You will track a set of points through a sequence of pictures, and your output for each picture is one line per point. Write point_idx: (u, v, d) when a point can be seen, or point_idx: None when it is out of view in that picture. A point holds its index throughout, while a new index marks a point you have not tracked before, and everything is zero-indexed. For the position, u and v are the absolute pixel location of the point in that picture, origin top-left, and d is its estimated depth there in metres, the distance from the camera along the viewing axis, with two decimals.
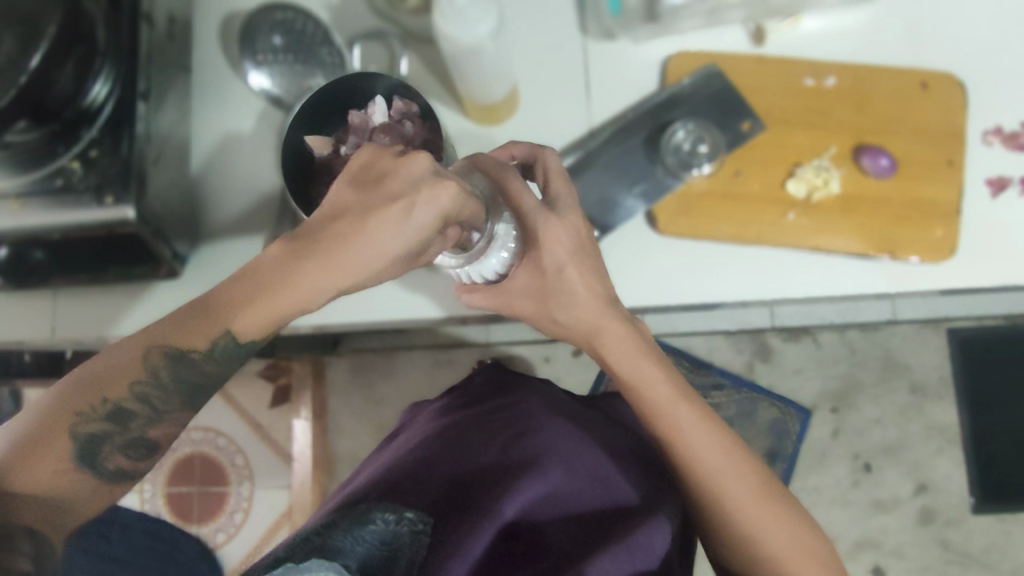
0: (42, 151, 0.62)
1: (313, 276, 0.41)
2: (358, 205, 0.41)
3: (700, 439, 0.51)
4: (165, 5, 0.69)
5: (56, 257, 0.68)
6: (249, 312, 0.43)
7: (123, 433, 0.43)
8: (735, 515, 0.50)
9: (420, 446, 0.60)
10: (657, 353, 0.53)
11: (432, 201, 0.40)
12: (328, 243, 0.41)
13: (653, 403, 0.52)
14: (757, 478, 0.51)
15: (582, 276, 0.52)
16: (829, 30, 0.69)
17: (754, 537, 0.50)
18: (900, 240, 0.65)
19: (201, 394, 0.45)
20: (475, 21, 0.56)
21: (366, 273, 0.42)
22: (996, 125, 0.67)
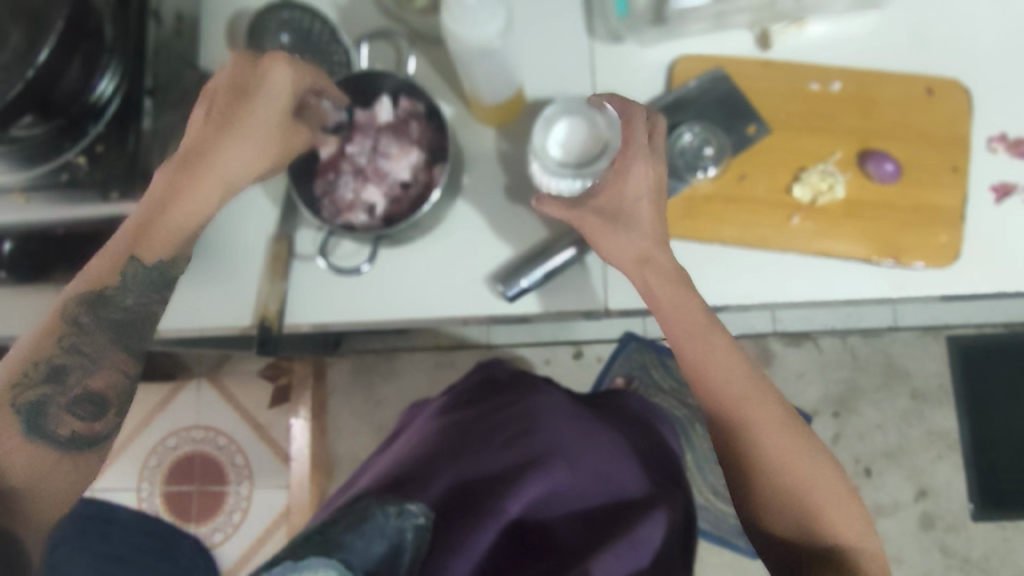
0: (46, 148, 0.62)
1: (199, 183, 0.51)
2: (212, 129, 0.51)
3: (730, 369, 0.51)
4: (174, 4, 0.69)
5: (57, 247, 0.67)
6: (188, 191, 0.51)
7: (63, 391, 0.47)
8: (756, 450, 0.49)
9: (426, 443, 0.61)
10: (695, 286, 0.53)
11: (268, 75, 0.51)
12: (197, 159, 0.51)
13: (688, 330, 0.52)
14: (784, 420, 0.50)
15: (651, 212, 0.53)
16: (836, 35, 0.69)
17: (777, 478, 0.49)
18: (904, 245, 0.65)
19: (128, 328, 0.51)
20: (485, 21, 0.57)
21: (235, 168, 0.52)
22: (1000, 132, 0.67)
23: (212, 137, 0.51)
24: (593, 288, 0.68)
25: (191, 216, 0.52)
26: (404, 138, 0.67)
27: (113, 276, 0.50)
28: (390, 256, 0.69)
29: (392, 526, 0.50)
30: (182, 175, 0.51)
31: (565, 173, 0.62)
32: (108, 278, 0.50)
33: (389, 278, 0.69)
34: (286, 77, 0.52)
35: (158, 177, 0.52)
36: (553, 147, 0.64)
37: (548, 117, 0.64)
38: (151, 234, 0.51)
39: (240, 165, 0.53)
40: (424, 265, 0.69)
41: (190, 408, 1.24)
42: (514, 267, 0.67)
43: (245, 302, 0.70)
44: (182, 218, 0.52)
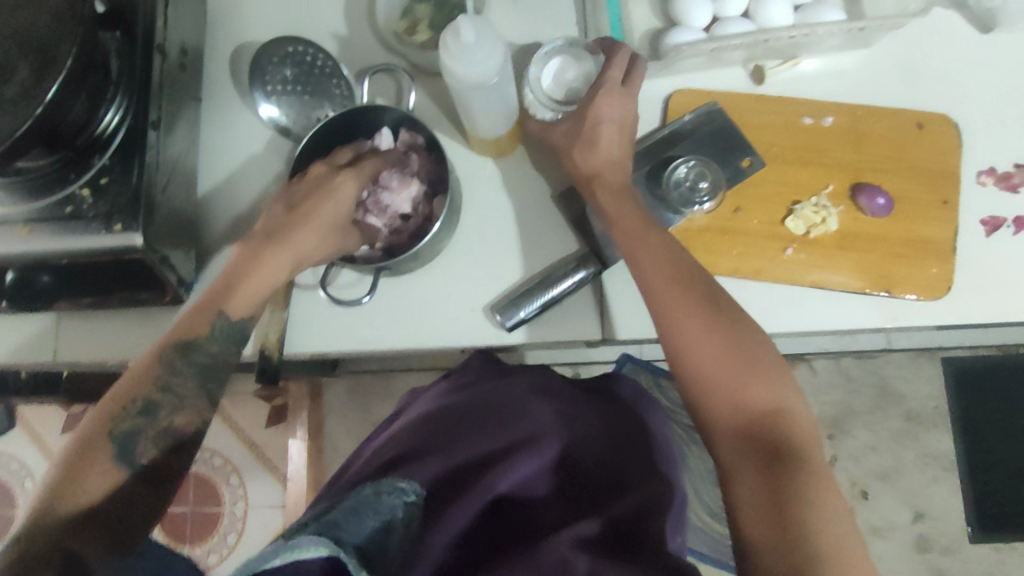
0: (55, 178, 0.64)
1: (280, 254, 0.57)
2: (290, 215, 0.59)
3: (658, 256, 0.57)
4: (179, 37, 0.70)
5: (64, 281, 0.67)
6: (270, 265, 0.57)
7: (152, 424, 0.51)
8: (690, 346, 0.53)
9: (419, 424, 0.61)
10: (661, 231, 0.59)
11: (339, 181, 0.62)
12: (275, 236, 0.58)
13: (626, 234, 0.60)
14: (722, 319, 0.53)
15: (613, 137, 0.64)
16: (830, 71, 0.70)
17: (708, 371, 0.52)
18: (896, 277, 0.67)
19: (211, 375, 0.56)
20: (483, 58, 0.57)
21: (313, 242, 0.59)
22: (989, 166, 0.68)
23: (290, 220, 0.59)
24: (590, 317, 0.69)
25: (267, 286, 0.57)
26: (404, 171, 0.68)
27: (202, 329, 0.55)
28: (389, 285, 0.70)
29: (384, 504, 0.46)
30: (262, 249, 0.57)
31: (550, 107, 0.68)
32: (199, 330, 0.55)
33: (388, 306, 0.70)
34: (353, 177, 0.63)
35: (237, 254, 0.58)
36: (545, 80, 0.68)
37: (545, 53, 0.68)
38: (233, 292, 0.56)
39: (315, 244, 0.59)
40: (424, 293, 0.70)
41: None
42: (513, 297, 0.67)
43: None
44: (263, 287, 0.57)
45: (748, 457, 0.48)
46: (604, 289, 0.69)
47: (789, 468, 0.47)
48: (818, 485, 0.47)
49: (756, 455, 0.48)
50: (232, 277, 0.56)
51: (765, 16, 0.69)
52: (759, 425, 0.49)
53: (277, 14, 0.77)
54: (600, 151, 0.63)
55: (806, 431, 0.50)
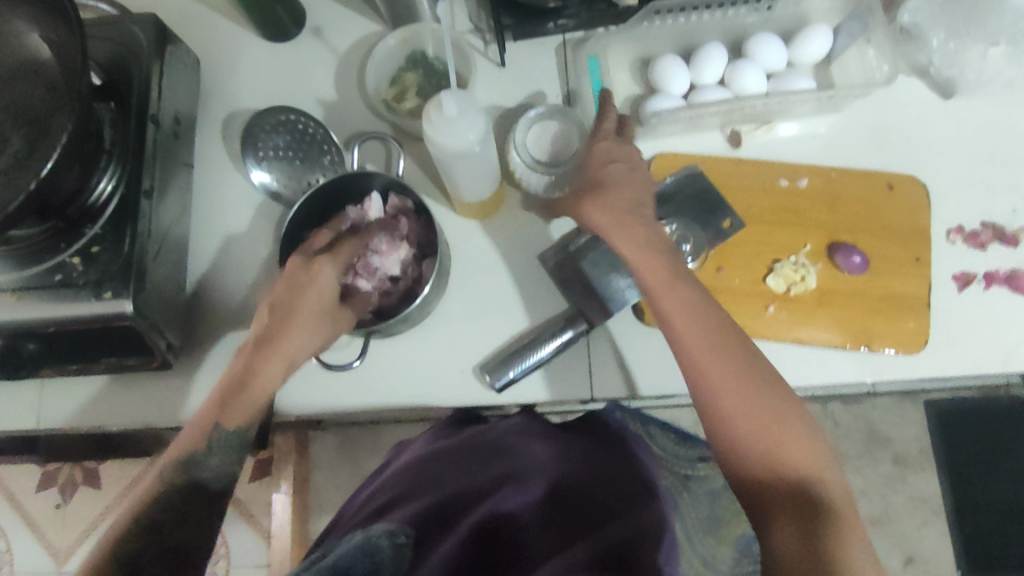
0: (46, 246, 0.64)
1: (273, 365, 0.54)
2: (281, 321, 0.55)
3: (685, 300, 0.55)
4: (172, 106, 0.72)
5: (49, 350, 0.67)
6: (268, 371, 0.55)
7: (155, 543, 0.49)
8: (720, 389, 0.52)
9: (411, 469, 0.60)
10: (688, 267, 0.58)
11: (317, 270, 0.56)
12: (266, 344, 0.55)
13: (653, 274, 0.57)
14: (755, 365, 0.53)
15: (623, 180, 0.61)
16: (803, 135, 0.74)
17: (742, 415, 0.51)
18: (875, 332, 0.68)
19: (213, 495, 0.54)
20: (466, 130, 0.58)
21: (302, 343, 0.56)
22: (957, 224, 0.71)
23: (279, 324, 0.55)
24: (578, 376, 0.69)
25: (269, 388, 0.56)
26: (393, 234, 0.67)
27: (201, 442, 0.54)
28: (379, 347, 0.71)
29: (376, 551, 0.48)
30: (257, 361, 0.54)
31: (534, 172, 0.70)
32: (194, 446, 0.54)
33: (378, 367, 0.70)
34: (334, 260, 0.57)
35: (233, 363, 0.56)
36: (530, 147, 0.70)
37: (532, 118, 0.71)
38: (230, 405, 0.54)
39: (307, 344, 0.57)
40: (415, 353, 0.71)
41: None
42: (502, 357, 0.68)
43: None
44: (265, 392, 0.55)
45: (784, 505, 0.48)
46: (591, 347, 0.70)
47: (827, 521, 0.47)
48: (854, 540, 0.46)
49: (792, 506, 0.48)
50: (229, 390, 0.55)
51: (739, 83, 0.71)
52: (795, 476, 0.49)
53: (270, 82, 0.79)
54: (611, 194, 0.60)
55: (840, 496, 0.49)
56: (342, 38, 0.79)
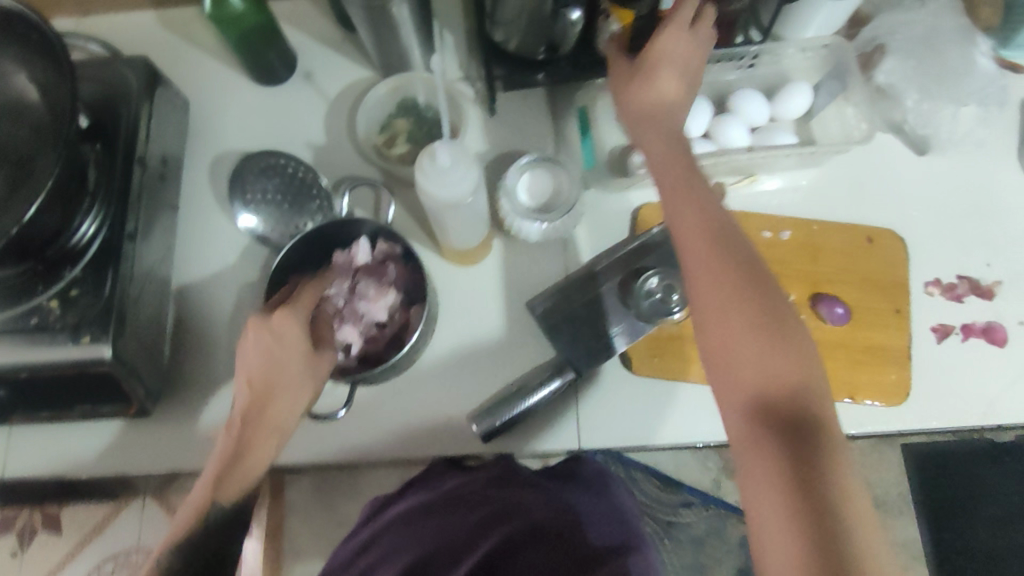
0: (21, 289, 0.63)
1: (267, 435, 0.51)
2: (266, 390, 0.52)
3: (707, 254, 0.53)
4: (160, 148, 0.72)
5: (18, 397, 0.65)
6: (262, 444, 0.51)
7: None
8: (720, 335, 0.52)
9: (397, 523, 0.60)
10: (711, 216, 0.54)
11: (282, 324, 0.53)
12: (256, 416, 0.51)
13: (680, 225, 0.54)
14: (766, 320, 0.51)
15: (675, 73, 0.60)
16: (785, 188, 0.76)
17: (738, 361, 0.51)
18: (858, 384, 0.69)
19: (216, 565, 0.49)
20: (458, 181, 0.58)
21: (292, 409, 0.53)
22: (934, 277, 0.73)
23: (267, 397, 0.52)
24: (565, 426, 0.69)
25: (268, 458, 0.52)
26: (381, 281, 0.68)
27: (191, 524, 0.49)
28: (363, 395, 0.69)
29: None
30: (250, 436, 0.51)
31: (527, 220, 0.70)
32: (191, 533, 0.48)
33: (362, 416, 0.69)
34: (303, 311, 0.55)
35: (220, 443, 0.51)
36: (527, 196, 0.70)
37: (522, 166, 0.71)
38: (226, 480, 0.50)
39: (293, 407, 0.54)
40: (400, 402, 0.69)
41: None
42: (488, 407, 0.67)
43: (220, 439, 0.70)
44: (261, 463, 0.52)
45: (789, 474, 0.47)
46: (578, 396, 0.69)
47: (821, 480, 0.47)
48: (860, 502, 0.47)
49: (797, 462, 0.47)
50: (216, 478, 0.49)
51: (725, 137, 0.72)
52: (786, 421, 0.49)
53: (259, 125, 0.79)
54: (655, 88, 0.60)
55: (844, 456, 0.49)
56: (332, 83, 0.80)
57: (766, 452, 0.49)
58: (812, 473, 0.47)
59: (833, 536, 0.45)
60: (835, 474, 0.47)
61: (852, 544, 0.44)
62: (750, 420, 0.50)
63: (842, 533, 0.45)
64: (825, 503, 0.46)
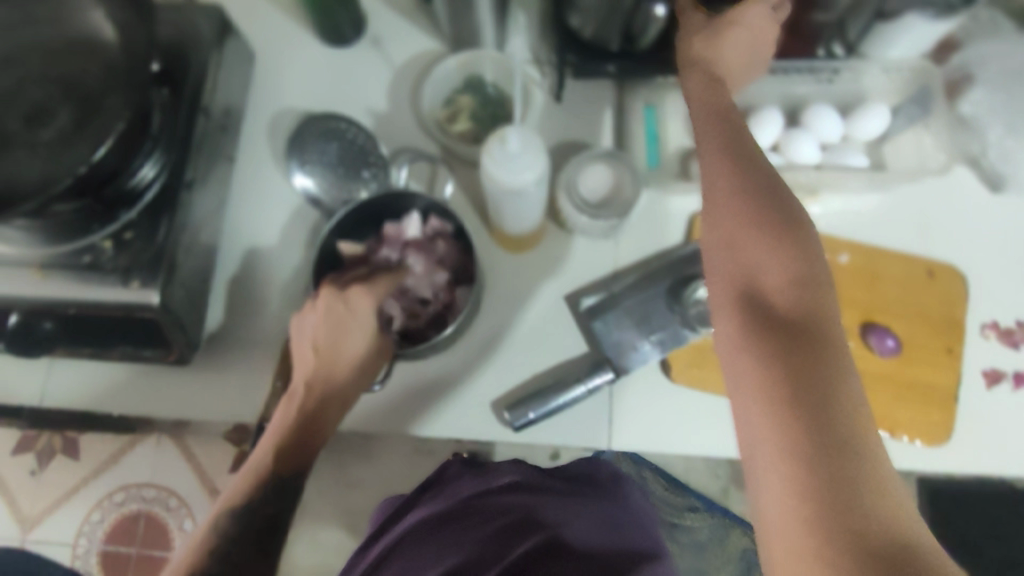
0: (76, 227, 0.62)
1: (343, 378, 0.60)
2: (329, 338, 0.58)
3: (724, 205, 0.45)
4: (224, 99, 0.71)
5: (65, 331, 0.66)
6: (332, 407, 0.60)
7: None
8: (723, 232, 0.45)
9: (408, 550, 0.52)
10: (748, 165, 0.46)
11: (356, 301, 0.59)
12: (319, 366, 0.58)
13: (709, 171, 0.47)
14: (782, 289, 0.41)
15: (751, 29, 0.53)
16: (848, 210, 0.73)
17: (738, 260, 0.43)
18: (900, 419, 0.68)
19: (274, 532, 0.53)
20: (523, 169, 0.57)
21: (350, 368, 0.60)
22: (992, 320, 0.71)
23: (329, 347, 0.58)
24: (597, 424, 0.68)
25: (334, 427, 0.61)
26: (431, 257, 0.67)
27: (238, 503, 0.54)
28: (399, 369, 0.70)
29: None
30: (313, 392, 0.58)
31: (578, 207, 0.68)
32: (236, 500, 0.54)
33: (396, 390, 0.69)
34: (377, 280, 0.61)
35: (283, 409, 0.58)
36: (582, 183, 0.69)
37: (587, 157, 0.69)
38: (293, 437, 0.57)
39: (351, 365, 0.60)
40: (435, 382, 0.69)
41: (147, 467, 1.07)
42: (524, 396, 0.67)
43: (254, 396, 0.71)
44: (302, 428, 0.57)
45: (777, 468, 0.37)
46: (613, 397, 0.69)
47: (825, 387, 0.38)
48: (879, 527, 0.35)
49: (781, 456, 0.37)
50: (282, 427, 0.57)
51: (796, 151, 0.70)
52: (794, 345, 0.39)
53: (322, 85, 0.78)
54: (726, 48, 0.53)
55: (875, 481, 0.36)
56: (399, 51, 0.79)
57: (757, 355, 0.40)
58: (815, 380, 0.38)
59: (834, 451, 0.36)
60: (841, 382, 0.38)
61: (860, 468, 0.36)
62: (743, 323, 0.42)
63: (848, 448, 0.36)
64: (829, 415, 0.37)
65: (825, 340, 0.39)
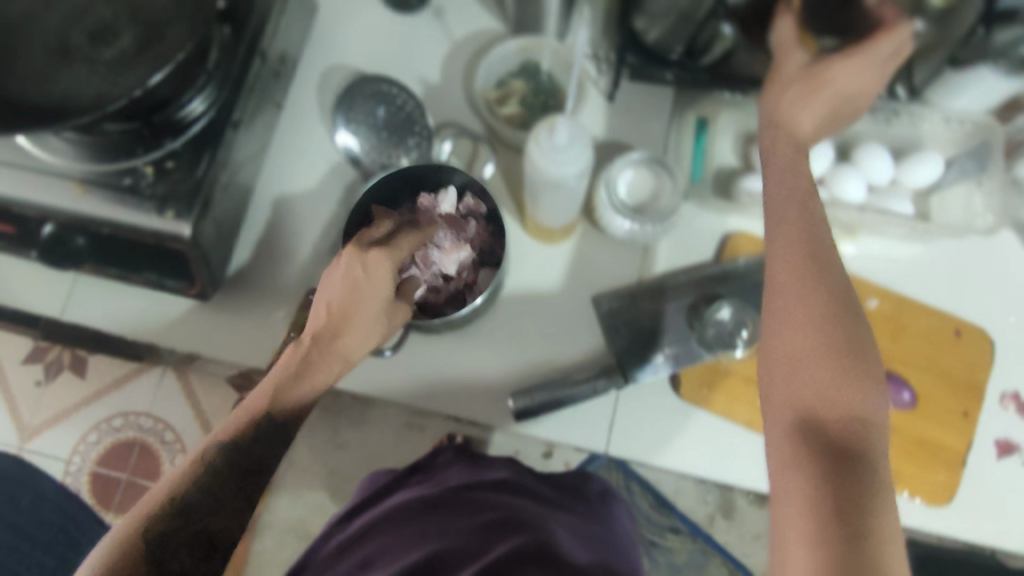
0: (121, 146, 0.63)
1: (350, 343, 0.49)
2: (345, 300, 0.47)
3: (797, 315, 0.47)
4: (281, 46, 0.72)
5: (93, 249, 0.67)
6: (325, 370, 0.49)
7: (185, 529, 0.46)
8: (792, 337, 0.46)
9: (402, 508, 0.65)
10: (825, 282, 0.47)
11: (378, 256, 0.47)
12: (330, 329, 0.48)
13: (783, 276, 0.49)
14: (837, 412, 0.44)
15: (834, 97, 0.58)
16: (885, 255, 0.72)
17: (799, 367, 0.46)
18: (903, 475, 0.66)
19: (253, 474, 0.48)
20: (567, 161, 0.56)
21: (361, 335, 0.49)
22: (1013, 390, 0.69)
23: (343, 317, 0.48)
24: (597, 426, 0.68)
25: (324, 384, 0.50)
26: (459, 235, 0.64)
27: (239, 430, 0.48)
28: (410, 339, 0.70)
29: None
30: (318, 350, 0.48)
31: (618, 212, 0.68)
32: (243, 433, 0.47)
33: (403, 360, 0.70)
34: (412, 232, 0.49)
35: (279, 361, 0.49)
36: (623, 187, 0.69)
37: (629, 159, 0.69)
38: (295, 387, 0.48)
39: (366, 343, 0.50)
40: (443, 358, 0.69)
41: (145, 394, 1.03)
42: (529, 386, 0.67)
43: (264, 343, 0.71)
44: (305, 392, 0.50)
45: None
46: (618, 402, 0.69)
47: (860, 513, 0.40)
48: None
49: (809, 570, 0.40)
50: (277, 384, 0.48)
51: (841, 187, 0.68)
52: (840, 468, 0.42)
53: (379, 47, 0.78)
54: (812, 105, 0.57)
55: None
56: (460, 25, 0.79)
57: (803, 465, 0.43)
58: (851, 505, 0.41)
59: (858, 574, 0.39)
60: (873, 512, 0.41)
61: None
62: (791, 426, 0.45)
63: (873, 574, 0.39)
64: (859, 540, 0.40)
65: (868, 466, 0.42)
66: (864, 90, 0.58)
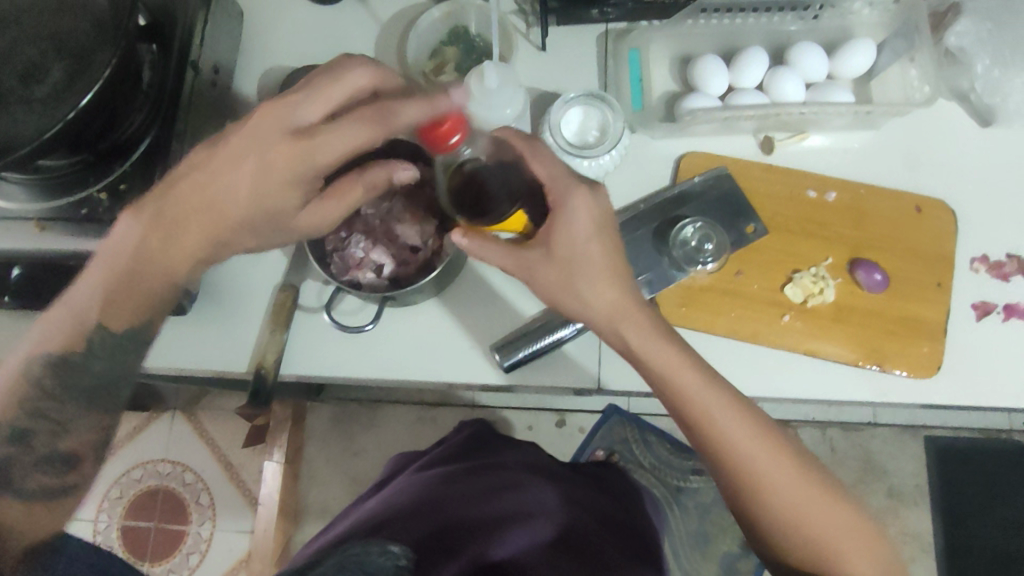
0: (75, 180, 0.65)
1: (260, 236, 0.58)
2: (278, 188, 0.54)
3: (728, 428, 0.57)
4: (213, 56, 0.72)
5: (57, 275, 0.66)
6: (184, 251, 0.57)
7: (28, 452, 0.52)
8: (736, 444, 0.57)
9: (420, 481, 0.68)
10: (723, 392, 0.58)
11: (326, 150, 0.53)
12: (231, 218, 0.56)
13: (688, 395, 0.58)
14: (803, 485, 0.57)
15: (597, 250, 0.58)
16: (834, 148, 0.73)
17: (800, 508, 0.56)
18: (888, 353, 0.68)
19: (98, 392, 0.56)
20: (503, 105, 0.60)
21: (274, 224, 0.57)
22: (982, 253, 0.70)
23: (270, 206, 0.55)
24: (586, 365, 0.70)
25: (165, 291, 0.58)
26: (418, 205, 0.70)
27: (78, 343, 0.55)
28: (391, 315, 0.71)
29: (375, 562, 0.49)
30: (173, 237, 0.56)
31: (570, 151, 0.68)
32: (74, 344, 0.55)
33: (391, 336, 0.71)
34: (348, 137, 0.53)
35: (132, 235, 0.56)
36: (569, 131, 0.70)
37: (568, 99, 0.70)
38: (120, 296, 0.56)
39: (270, 240, 0.59)
40: (426, 329, 0.71)
41: (160, 443, 1.25)
42: (514, 338, 0.68)
43: (247, 350, 0.71)
44: (196, 243, 0.57)
45: None
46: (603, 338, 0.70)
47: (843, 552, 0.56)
48: None
49: None
50: (112, 283, 0.56)
51: (779, 91, 0.70)
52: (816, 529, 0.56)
53: (310, 43, 0.79)
54: (566, 282, 0.58)
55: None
56: (385, 6, 0.79)
57: (790, 538, 0.57)
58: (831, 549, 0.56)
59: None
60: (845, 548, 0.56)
61: None
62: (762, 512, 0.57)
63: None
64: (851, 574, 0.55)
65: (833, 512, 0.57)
66: (579, 242, 0.57)
